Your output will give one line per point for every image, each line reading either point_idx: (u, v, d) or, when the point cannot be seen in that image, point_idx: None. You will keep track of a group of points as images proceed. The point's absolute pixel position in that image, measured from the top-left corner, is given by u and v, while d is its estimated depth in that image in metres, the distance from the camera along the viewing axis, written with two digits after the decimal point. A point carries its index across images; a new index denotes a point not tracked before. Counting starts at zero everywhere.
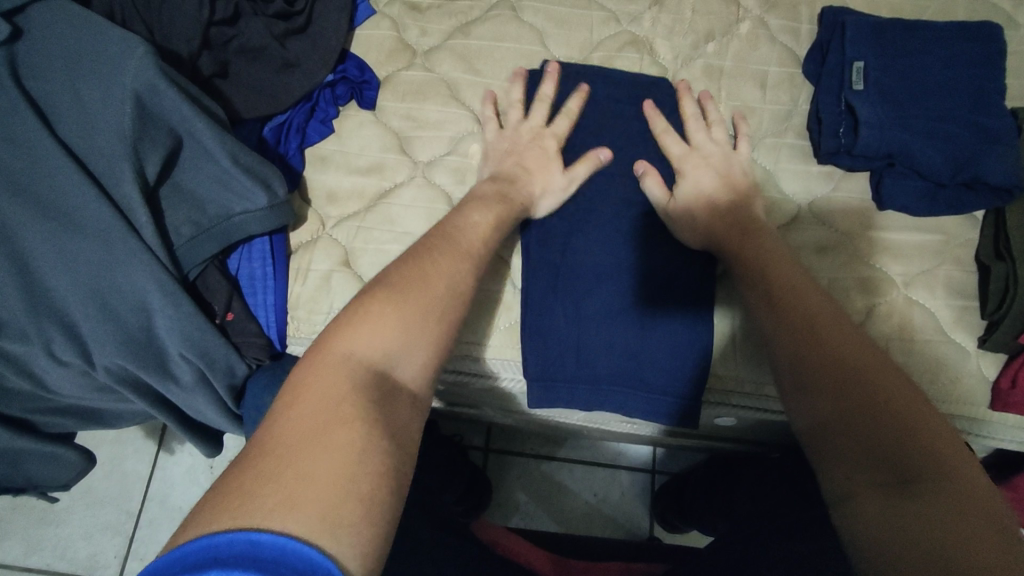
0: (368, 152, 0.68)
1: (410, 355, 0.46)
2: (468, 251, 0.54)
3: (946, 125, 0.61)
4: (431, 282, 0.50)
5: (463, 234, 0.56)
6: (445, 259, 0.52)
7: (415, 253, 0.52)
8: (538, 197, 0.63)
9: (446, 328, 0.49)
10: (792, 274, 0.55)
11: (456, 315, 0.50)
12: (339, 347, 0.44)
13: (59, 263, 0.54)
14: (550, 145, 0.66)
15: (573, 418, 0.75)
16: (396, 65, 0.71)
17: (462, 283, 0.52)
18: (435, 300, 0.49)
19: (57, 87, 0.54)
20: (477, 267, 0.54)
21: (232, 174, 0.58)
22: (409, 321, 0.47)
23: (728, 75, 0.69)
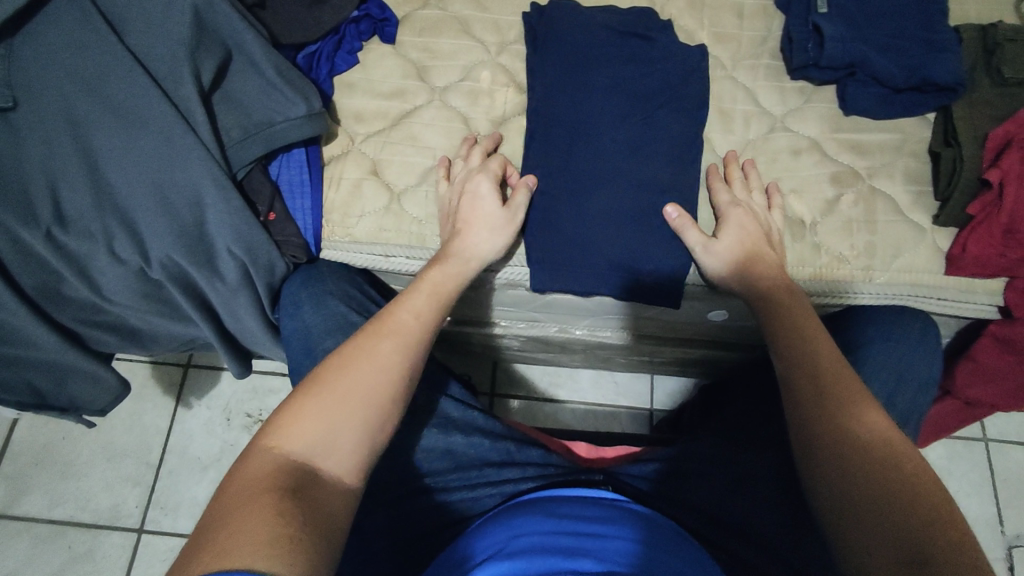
0: (390, 79, 0.76)
1: (338, 437, 0.51)
2: (399, 329, 0.58)
3: (900, 40, 0.70)
4: (363, 369, 0.54)
5: (396, 313, 0.59)
6: (373, 343, 0.56)
7: (347, 342, 0.56)
8: (479, 244, 0.65)
9: (375, 410, 0.53)
10: (805, 332, 0.59)
11: (388, 398, 0.54)
12: (267, 441, 0.50)
13: (124, 160, 0.61)
14: (481, 185, 0.67)
15: (580, 321, 0.82)
16: (412, 5, 0.79)
17: (391, 367, 0.55)
18: (364, 389, 0.53)
19: (125, 4, 0.62)
20: (411, 347, 0.57)
21: (276, 85, 0.66)
22: (335, 408, 0.52)
23: (708, 7, 0.77)
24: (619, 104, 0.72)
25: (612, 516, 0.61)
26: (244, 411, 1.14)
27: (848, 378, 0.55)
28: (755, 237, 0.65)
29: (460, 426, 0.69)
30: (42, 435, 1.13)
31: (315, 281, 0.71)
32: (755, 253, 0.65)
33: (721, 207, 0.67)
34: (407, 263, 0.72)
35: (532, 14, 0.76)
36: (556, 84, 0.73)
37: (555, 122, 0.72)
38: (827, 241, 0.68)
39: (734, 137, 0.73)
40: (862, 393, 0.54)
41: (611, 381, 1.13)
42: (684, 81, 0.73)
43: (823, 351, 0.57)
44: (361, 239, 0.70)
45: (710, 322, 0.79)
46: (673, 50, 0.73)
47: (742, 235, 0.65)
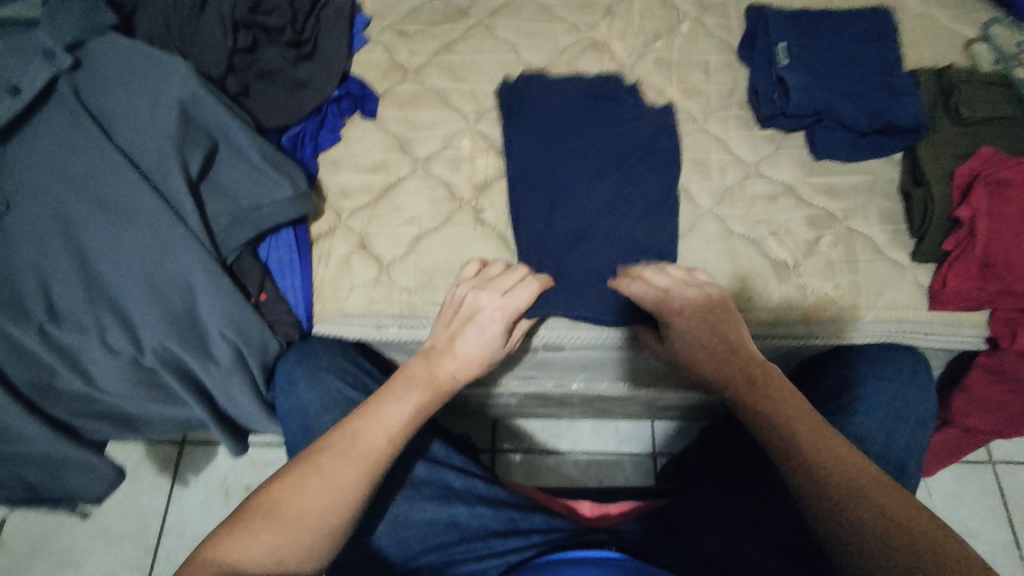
0: (374, 153, 0.78)
1: (287, 562, 0.50)
2: (369, 452, 0.55)
3: (860, 87, 0.73)
4: (322, 495, 0.53)
5: (368, 430, 0.56)
6: (336, 463, 0.54)
7: (308, 459, 0.54)
8: (464, 365, 0.61)
9: (325, 536, 0.52)
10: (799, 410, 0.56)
11: (341, 526, 0.53)
12: (213, 554, 0.49)
13: (114, 253, 0.62)
14: (479, 301, 0.62)
15: (574, 375, 0.82)
16: (391, 81, 0.82)
17: (348, 493, 0.53)
18: (321, 517, 0.52)
19: (113, 104, 0.64)
20: (375, 470, 0.55)
21: (262, 169, 0.68)
22: (285, 535, 0.51)
23: (676, 65, 0.81)
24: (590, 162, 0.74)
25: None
26: (242, 485, 1.12)
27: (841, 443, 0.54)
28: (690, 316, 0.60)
29: (462, 496, 0.68)
30: (37, 525, 1.10)
31: (307, 357, 0.70)
32: (695, 348, 0.61)
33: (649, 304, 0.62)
34: (399, 332, 0.71)
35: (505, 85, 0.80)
36: (529, 145, 0.75)
37: (535, 186, 0.73)
38: (812, 283, 0.69)
39: (712, 187, 0.74)
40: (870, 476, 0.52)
41: (611, 429, 1.12)
42: (654, 136, 0.75)
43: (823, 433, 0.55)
44: (352, 312, 0.71)
45: None
46: (641, 115, 0.76)
47: (687, 334, 0.61)
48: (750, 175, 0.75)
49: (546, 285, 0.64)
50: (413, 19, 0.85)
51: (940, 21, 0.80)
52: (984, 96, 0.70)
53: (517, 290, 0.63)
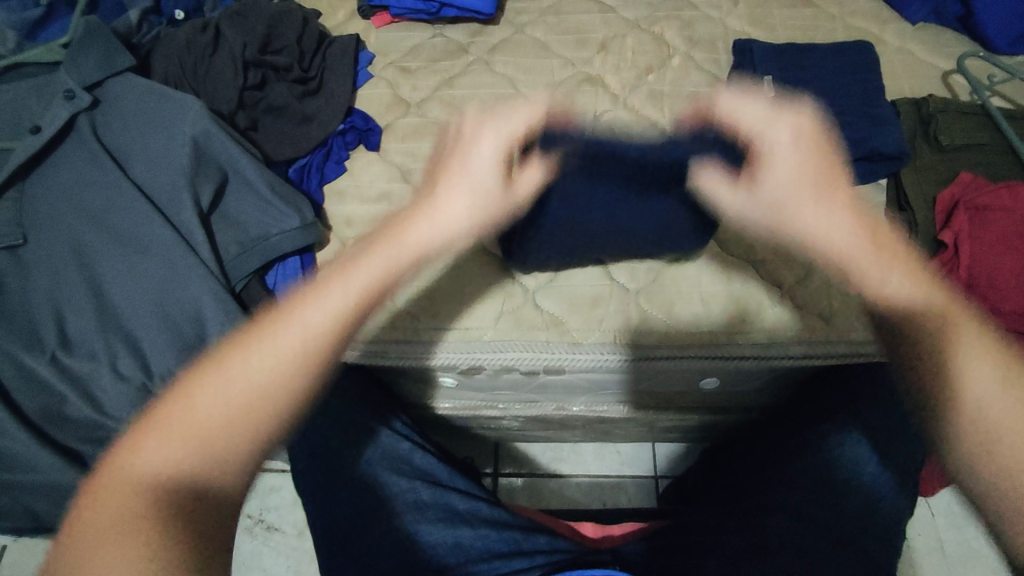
0: (378, 183, 0.80)
1: (210, 479, 0.45)
2: (305, 325, 0.48)
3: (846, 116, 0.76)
4: (235, 397, 0.46)
5: (309, 314, 0.48)
6: (262, 338, 0.47)
7: (233, 352, 0.47)
8: (440, 225, 0.53)
9: (255, 440, 0.46)
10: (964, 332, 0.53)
11: (271, 413, 0.47)
12: (124, 463, 0.44)
13: (127, 282, 0.64)
14: (480, 140, 0.54)
15: (576, 397, 0.84)
16: (394, 114, 0.85)
17: (280, 378, 0.47)
18: (247, 409, 0.46)
19: (129, 141, 0.67)
20: (307, 362, 0.48)
21: (270, 200, 0.70)
22: (196, 448, 0.45)
23: (668, 97, 0.84)
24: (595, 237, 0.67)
25: None
26: None
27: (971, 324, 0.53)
28: (816, 181, 0.53)
29: (467, 518, 0.69)
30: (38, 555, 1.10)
31: None
32: (811, 215, 0.54)
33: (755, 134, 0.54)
34: (402, 357, 0.72)
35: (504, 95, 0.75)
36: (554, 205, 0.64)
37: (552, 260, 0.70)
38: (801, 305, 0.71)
39: None
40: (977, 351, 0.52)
41: (613, 451, 1.13)
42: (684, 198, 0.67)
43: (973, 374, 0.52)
44: (356, 338, 0.72)
45: (702, 390, 0.80)
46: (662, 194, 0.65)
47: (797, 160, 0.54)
48: None
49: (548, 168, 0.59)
50: (414, 55, 0.89)
51: (918, 54, 0.83)
52: (960, 125, 0.74)
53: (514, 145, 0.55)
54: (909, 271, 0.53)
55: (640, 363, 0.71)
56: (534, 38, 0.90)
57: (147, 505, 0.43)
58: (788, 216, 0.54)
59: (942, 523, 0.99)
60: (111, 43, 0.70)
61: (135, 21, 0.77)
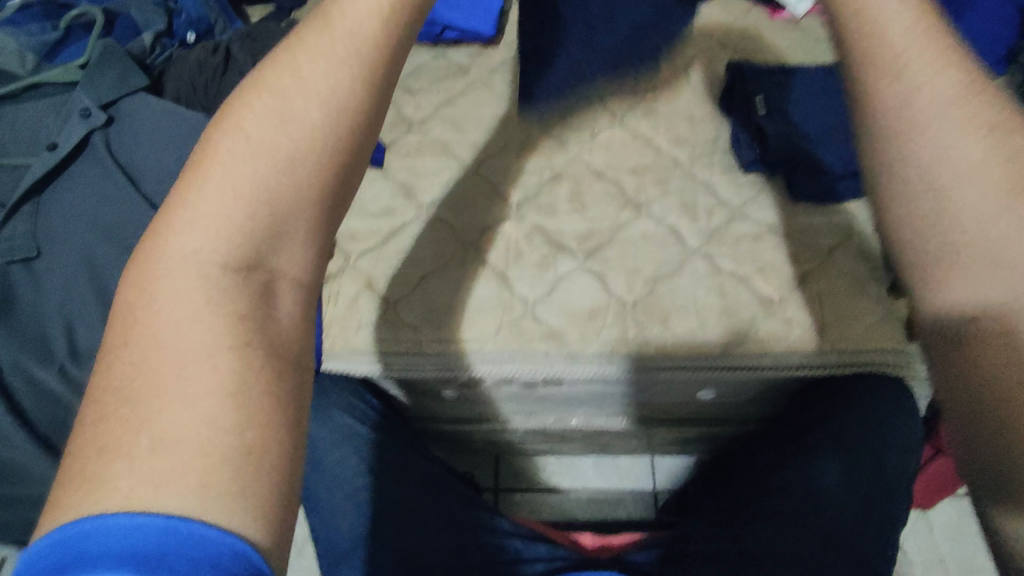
0: (381, 199, 0.83)
1: (272, 252, 0.34)
2: (344, 36, 0.35)
3: (833, 135, 0.79)
4: (296, 122, 0.34)
5: (338, 20, 0.35)
6: (311, 55, 0.34)
7: (267, 70, 0.35)
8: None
9: (333, 190, 0.35)
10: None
11: (344, 159, 0.35)
12: (169, 244, 0.33)
13: None
14: None
15: (575, 409, 0.85)
16: (397, 133, 0.88)
17: (344, 118, 0.34)
18: (290, 152, 0.33)
19: (142, 158, 0.70)
20: (364, 60, 0.35)
21: None
22: (256, 168, 0.33)
23: (662, 116, 0.87)
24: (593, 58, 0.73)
25: None
26: None
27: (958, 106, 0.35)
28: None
29: (466, 526, 0.70)
30: None
31: (316, 396, 0.74)
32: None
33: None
34: (402, 368, 0.73)
35: None
36: None
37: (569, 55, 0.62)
38: (797, 317, 0.72)
39: (699, 227, 0.79)
40: (989, 165, 0.34)
41: (613, 465, 1.13)
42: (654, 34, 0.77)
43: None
44: (359, 348, 0.74)
45: (699, 400, 0.81)
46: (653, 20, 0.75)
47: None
48: (735, 215, 0.80)
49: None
50: (417, 76, 0.92)
51: None
52: None
53: None
54: (920, 22, 0.36)
55: (639, 374, 0.73)
56: None
57: (211, 315, 0.33)
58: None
59: (942, 537, 0.99)
60: (127, 65, 0.73)
61: (148, 44, 0.80)
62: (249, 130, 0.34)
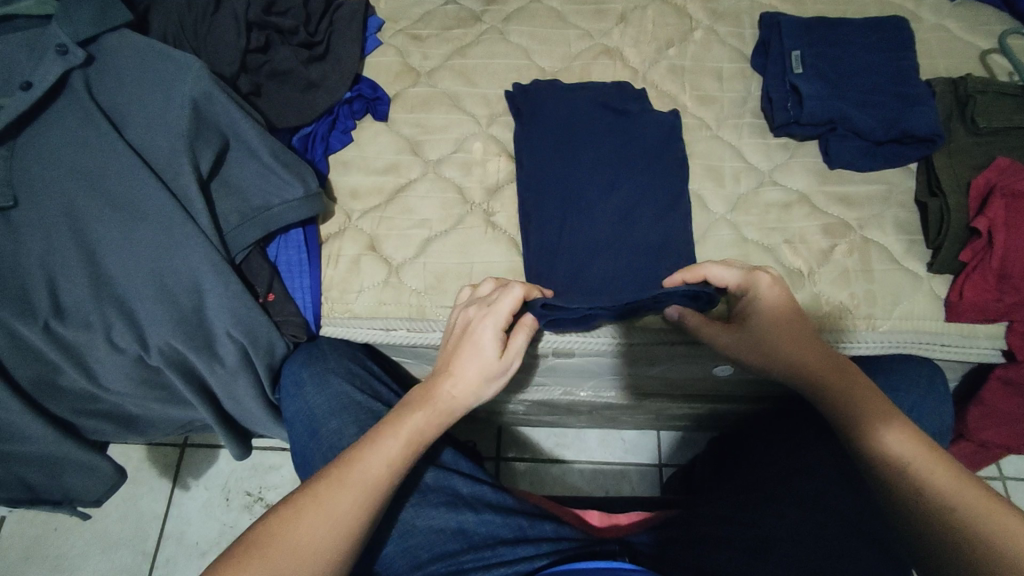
0: (385, 155, 0.77)
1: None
2: (364, 480, 0.54)
3: (874, 96, 0.73)
4: (318, 533, 0.51)
5: (361, 459, 0.55)
6: (331, 493, 0.53)
7: (308, 487, 0.53)
8: (468, 391, 0.59)
9: (329, 561, 0.51)
10: (869, 402, 0.55)
11: (341, 555, 0.51)
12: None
13: (122, 250, 0.62)
14: (483, 333, 0.59)
15: (584, 382, 0.82)
16: (403, 83, 0.81)
17: (345, 519, 0.52)
18: (304, 547, 0.50)
19: (126, 102, 0.64)
20: (368, 500, 0.53)
21: (273, 168, 0.68)
22: (284, 562, 0.50)
23: (689, 72, 0.80)
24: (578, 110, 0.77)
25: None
26: (243, 490, 1.10)
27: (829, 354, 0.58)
28: (791, 332, 0.59)
29: (469, 503, 0.67)
30: (34, 527, 1.08)
31: (316, 359, 0.70)
32: (771, 297, 0.60)
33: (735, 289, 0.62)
34: (406, 336, 0.70)
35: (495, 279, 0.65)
36: (577, 249, 0.71)
37: (555, 148, 0.76)
38: (827, 292, 0.68)
39: (725, 192, 0.74)
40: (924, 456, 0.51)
41: (617, 439, 1.11)
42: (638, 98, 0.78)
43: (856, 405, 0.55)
44: (359, 314, 0.70)
45: (715, 376, 0.77)
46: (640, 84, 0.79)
47: (776, 308, 0.59)
48: (766, 180, 0.74)
49: (529, 293, 0.62)
50: (426, 23, 0.85)
51: (953, 33, 0.80)
52: (999, 106, 0.70)
53: (513, 336, 0.61)
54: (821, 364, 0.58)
55: (643, 347, 0.70)
56: (550, 6, 0.86)
57: None
58: (767, 338, 0.59)
59: None
60: None
61: None
62: (282, 538, 0.51)
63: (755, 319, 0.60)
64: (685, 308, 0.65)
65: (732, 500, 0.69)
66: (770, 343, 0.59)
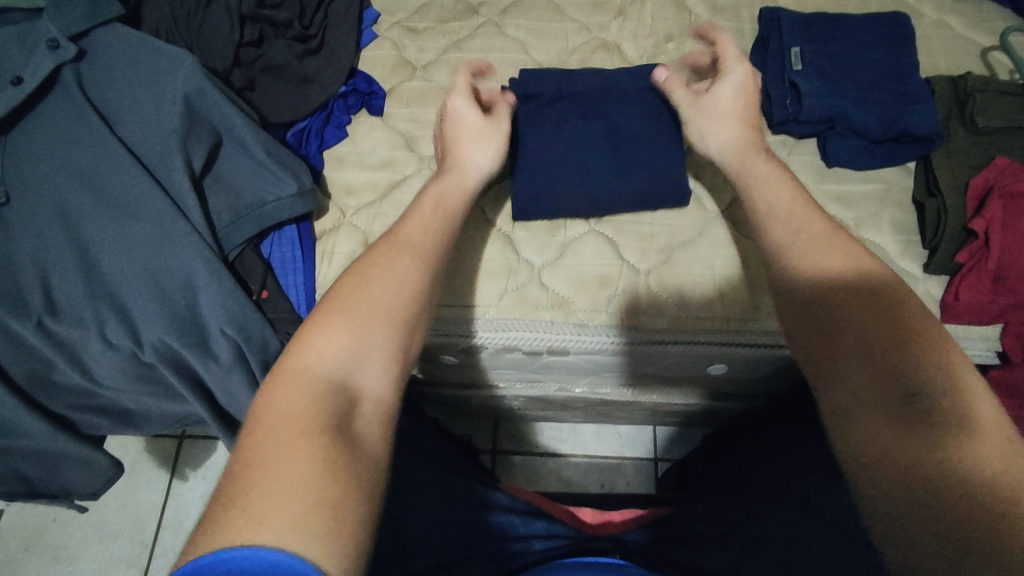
0: (380, 150, 0.77)
1: (358, 373, 0.46)
2: (416, 246, 0.55)
3: (873, 93, 0.72)
4: (384, 292, 0.51)
5: (404, 232, 0.56)
6: (387, 257, 0.53)
7: (360, 262, 0.53)
8: (468, 159, 0.65)
9: (404, 323, 0.51)
10: (869, 308, 0.48)
11: (416, 315, 0.52)
12: (299, 365, 0.46)
13: (114, 247, 0.62)
14: (462, 102, 0.66)
15: (579, 380, 0.82)
16: (399, 77, 0.81)
17: (411, 278, 0.53)
18: (377, 309, 0.50)
19: (117, 97, 0.64)
20: (425, 259, 0.55)
21: (266, 165, 0.67)
22: (365, 324, 0.48)
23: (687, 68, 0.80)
24: (575, 101, 0.73)
25: None
26: None
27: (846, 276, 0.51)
28: (741, 111, 0.65)
29: (462, 501, 0.68)
30: (33, 517, 1.09)
31: None
32: (794, 219, 0.56)
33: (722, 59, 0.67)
34: None
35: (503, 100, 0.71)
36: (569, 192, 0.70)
37: (552, 140, 0.71)
38: None
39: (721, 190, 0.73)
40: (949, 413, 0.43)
41: (613, 433, 1.11)
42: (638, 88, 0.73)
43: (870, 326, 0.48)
44: None
45: (710, 374, 0.77)
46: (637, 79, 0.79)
47: (733, 98, 0.65)
48: None
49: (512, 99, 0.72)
50: (422, 15, 0.84)
51: (955, 30, 0.79)
52: (999, 106, 0.69)
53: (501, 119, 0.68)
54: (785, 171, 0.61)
55: (637, 346, 0.69)
56: None
57: (314, 405, 0.43)
58: (788, 256, 0.54)
59: None
60: None
61: None
62: (349, 302, 0.50)
63: (768, 245, 0.56)
64: (673, 73, 0.70)
65: (723, 500, 0.69)
66: (799, 260, 0.53)
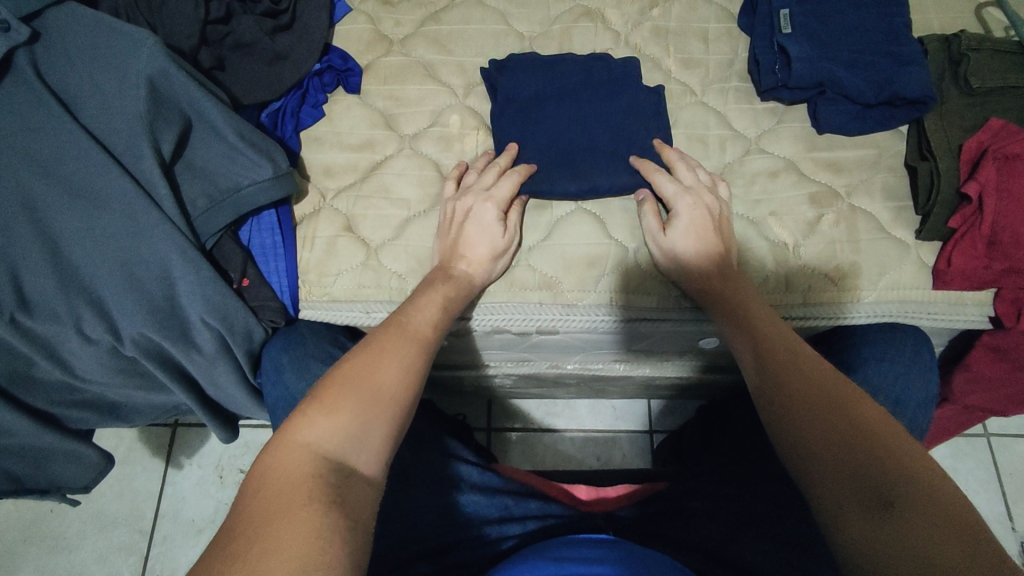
0: (359, 130, 0.74)
1: (355, 454, 0.49)
2: (420, 333, 0.58)
3: (865, 55, 0.70)
4: (388, 375, 0.53)
5: (411, 318, 0.59)
6: (396, 344, 0.56)
7: (370, 343, 0.56)
8: (482, 265, 0.65)
9: (402, 406, 0.53)
10: (796, 348, 0.55)
11: (411, 400, 0.54)
12: (302, 437, 0.48)
13: (85, 239, 0.60)
14: (487, 214, 0.65)
15: (568, 359, 0.82)
16: (375, 53, 0.78)
17: (413, 366, 0.56)
18: (381, 395, 0.52)
19: (78, 82, 0.61)
20: (427, 349, 0.58)
21: (239, 148, 0.65)
22: (370, 409, 0.51)
23: (673, 34, 0.77)
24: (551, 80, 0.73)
25: (614, 557, 0.56)
26: (237, 467, 1.10)
27: (777, 328, 0.58)
28: (703, 241, 0.64)
29: (453, 482, 0.68)
30: (29, 509, 1.08)
31: (295, 346, 0.69)
32: (757, 307, 0.60)
33: (669, 200, 0.65)
34: None
35: (506, 159, 0.69)
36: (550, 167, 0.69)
37: (533, 117, 0.72)
38: (812, 263, 0.66)
39: (710, 162, 0.72)
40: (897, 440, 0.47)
41: (607, 407, 1.11)
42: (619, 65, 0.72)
43: (806, 366, 0.53)
44: (338, 297, 0.68)
45: (701, 349, 0.76)
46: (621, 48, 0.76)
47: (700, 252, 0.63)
48: (751, 146, 0.72)
49: (528, 171, 0.68)
50: None
51: None
52: (993, 65, 0.68)
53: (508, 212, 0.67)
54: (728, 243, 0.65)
55: (627, 324, 0.69)
56: None
57: (315, 481, 0.45)
58: (738, 300, 0.60)
59: None
60: None
61: None
62: (354, 380, 0.52)
63: (744, 320, 0.59)
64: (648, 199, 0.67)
65: (716, 471, 0.69)
66: (772, 321, 0.59)
